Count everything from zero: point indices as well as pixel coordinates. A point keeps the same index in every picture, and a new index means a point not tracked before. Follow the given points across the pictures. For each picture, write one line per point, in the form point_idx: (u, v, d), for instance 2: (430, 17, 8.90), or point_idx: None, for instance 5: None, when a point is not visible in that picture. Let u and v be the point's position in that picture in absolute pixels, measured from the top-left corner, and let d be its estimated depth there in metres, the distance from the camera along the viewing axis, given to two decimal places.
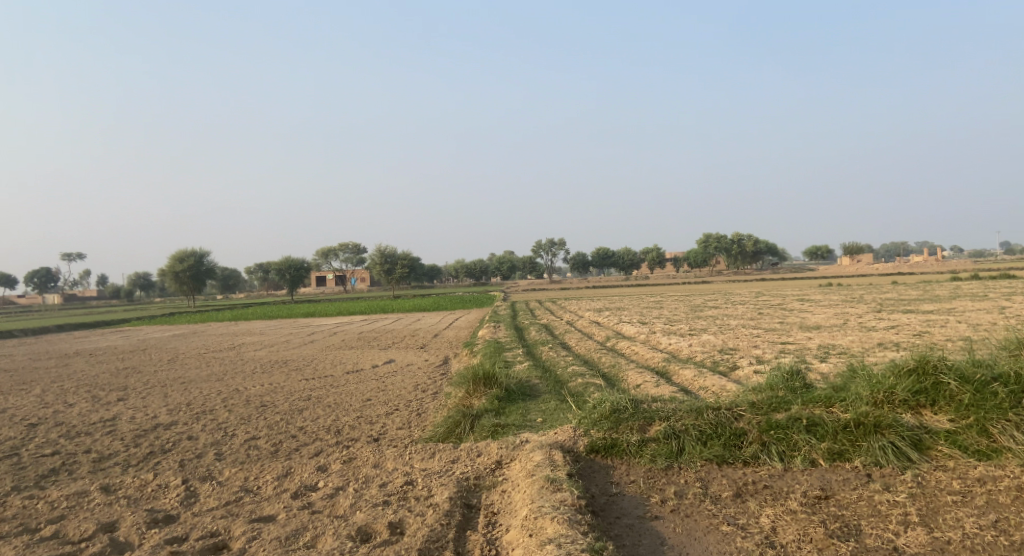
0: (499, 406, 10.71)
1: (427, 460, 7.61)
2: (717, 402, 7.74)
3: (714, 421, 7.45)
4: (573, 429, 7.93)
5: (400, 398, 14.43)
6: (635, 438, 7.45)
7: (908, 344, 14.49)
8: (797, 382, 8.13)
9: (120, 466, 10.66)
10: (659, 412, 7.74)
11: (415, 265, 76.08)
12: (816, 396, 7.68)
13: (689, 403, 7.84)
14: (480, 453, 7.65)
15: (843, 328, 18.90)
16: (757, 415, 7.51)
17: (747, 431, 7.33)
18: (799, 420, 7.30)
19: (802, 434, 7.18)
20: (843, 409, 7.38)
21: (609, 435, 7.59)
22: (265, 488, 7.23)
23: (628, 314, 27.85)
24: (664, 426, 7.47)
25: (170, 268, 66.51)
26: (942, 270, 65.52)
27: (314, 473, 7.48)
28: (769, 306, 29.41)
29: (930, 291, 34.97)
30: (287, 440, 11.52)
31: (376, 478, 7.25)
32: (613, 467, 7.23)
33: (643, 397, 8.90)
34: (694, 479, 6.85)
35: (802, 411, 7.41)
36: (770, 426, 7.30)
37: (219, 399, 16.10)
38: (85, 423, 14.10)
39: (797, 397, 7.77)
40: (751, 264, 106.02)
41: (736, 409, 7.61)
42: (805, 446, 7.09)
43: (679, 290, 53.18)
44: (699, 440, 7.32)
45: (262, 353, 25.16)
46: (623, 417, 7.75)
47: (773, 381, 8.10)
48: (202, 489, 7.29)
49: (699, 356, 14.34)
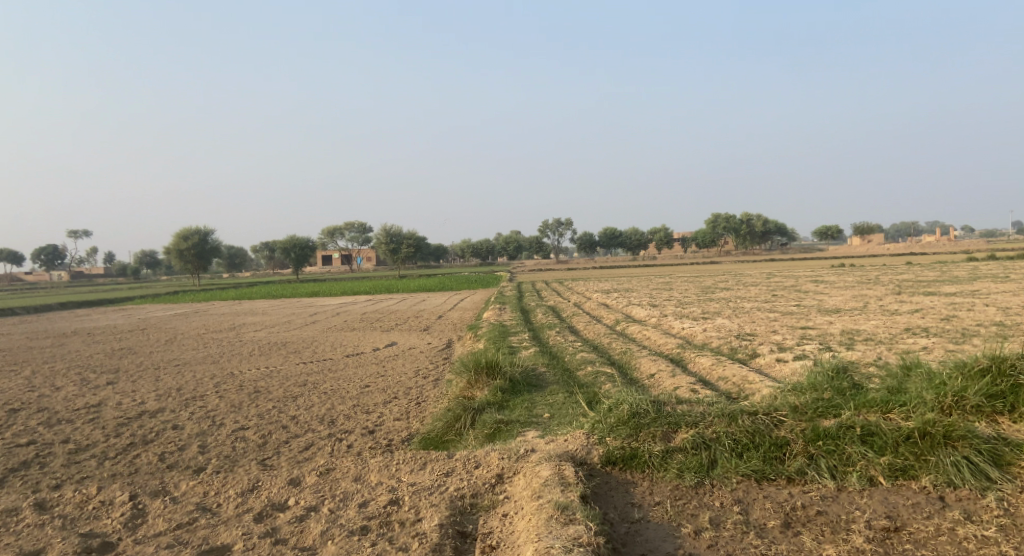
0: (502, 398, 9.93)
1: (416, 471, 6.82)
2: (753, 406, 6.94)
3: (751, 429, 6.66)
4: (586, 436, 7.12)
5: (400, 384, 13.74)
6: (659, 448, 6.65)
7: (937, 330, 13.62)
8: (844, 383, 7.31)
9: (96, 459, 9.94)
10: (685, 417, 6.93)
11: (419, 244, 75.14)
12: (871, 399, 6.83)
13: (719, 407, 7.07)
14: (478, 465, 6.82)
15: (866, 311, 18.04)
16: (801, 421, 6.71)
17: (790, 442, 6.54)
18: (852, 430, 6.50)
19: (856, 446, 6.38)
20: (903, 416, 6.55)
21: (628, 443, 6.78)
22: (225, 507, 6.50)
23: (638, 296, 26.98)
24: (693, 435, 6.68)
25: (175, 246, 65.43)
26: (958, 250, 64.40)
27: (285, 489, 6.71)
28: (783, 288, 28.50)
29: (950, 271, 33.82)
30: (277, 431, 10.73)
31: (356, 495, 6.49)
32: (634, 483, 6.42)
33: (663, 394, 8.10)
34: (732, 501, 6.04)
35: (855, 418, 6.60)
36: (817, 437, 6.51)
37: (211, 383, 15.34)
38: (68, 409, 13.35)
39: (847, 400, 6.94)
40: (761, 244, 104.79)
41: (776, 414, 6.82)
42: (861, 460, 6.29)
43: (687, 271, 52.03)
44: (734, 451, 6.54)
45: (262, 334, 24.41)
46: (644, 423, 6.92)
47: (817, 380, 7.27)
48: (153, 507, 6.57)
49: (715, 341, 13.55)
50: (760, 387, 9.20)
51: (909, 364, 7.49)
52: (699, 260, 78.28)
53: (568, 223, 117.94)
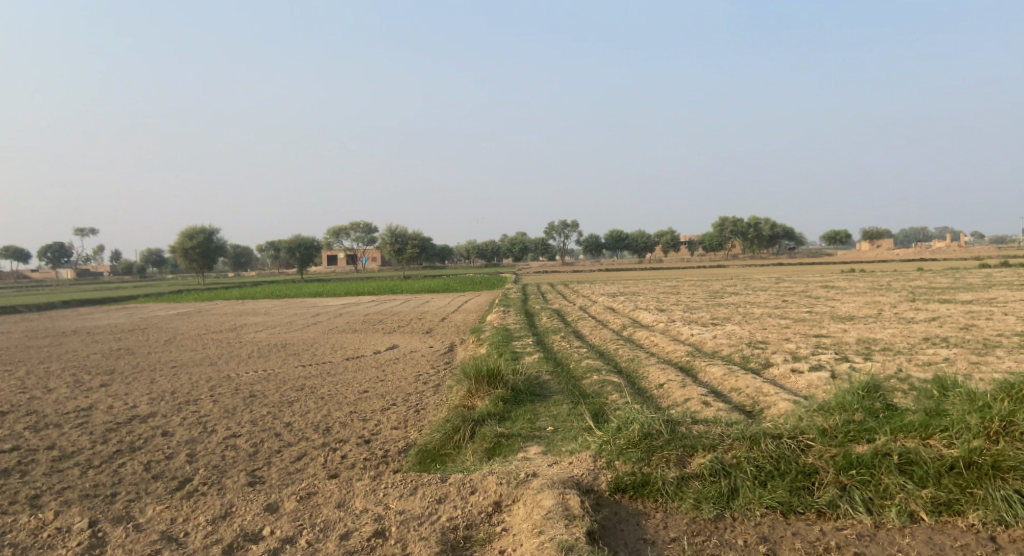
0: (504, 409, 9.49)
1: (405, 497, 6.35)
2: (776, 428, 6.52)
3: (775, 454, 6.24)
4: (592, 459, 6.68)
5: (400, 389, 13.30)
6: (674, 474, 6.22)
7: (957, 339, 13.13)
8: (877, 403, 6.87)
9: (79, 467, 9.52)
10: (702, 440, 6.51)
11: (425, 244, 74.83)
12: (909, 423, 6.39)
13: (739, 429, 6.64)
14: (474, 490, 6.37)
15: (880, 319, 17.53)
16: (831, 446, 6.28)
17: (819, 469, 6.11)
18: (889, 457, 6.07)
19: (893, 476, 5.94)
20: (945, 443, 6.11)
21: (640, 469, 6.34)
22: (193, 537, 6.09)
23: (644, 300, 26.48)
24: (711, 461, 6.25)
25: (181, 246, 65.17)
26: (969, 256, 63.70)
27: (261, 516, 6.29)
28: (793, 293, 27.92)
29: (963, 278, 33.26)
30: (269, 439, 10.30)
31: (338, 524, 6.05)
32: (646, 514, 5.99)
33: (677, 413, 7.67)
34: (756, 539, 5.62)
35: (891, 444, 6.17)
36: (850, 465, 6.08)
37: (206, 386, 14.93)
38: (57, 412, 12.94)
39: (881, 423, 6.50)
40: (768, 248, 104.14)
41: (802, 438, 6.40)
42: (900, 493, 5.86)
43: (694, 275, 51.36)
44: (757, 480, 6.10)
45: (262, 335, 23.97)
46: (657, 445, 6.50)
47: (846, 400, 6.83)
48: (115, 536, 6.18)
49: (726, 349, 13.07)
50: (775, 402, 8.75)
51: (945, 382, 7.05)
52: (705, 262, 81.70)
53: (574, 226, 117.50)
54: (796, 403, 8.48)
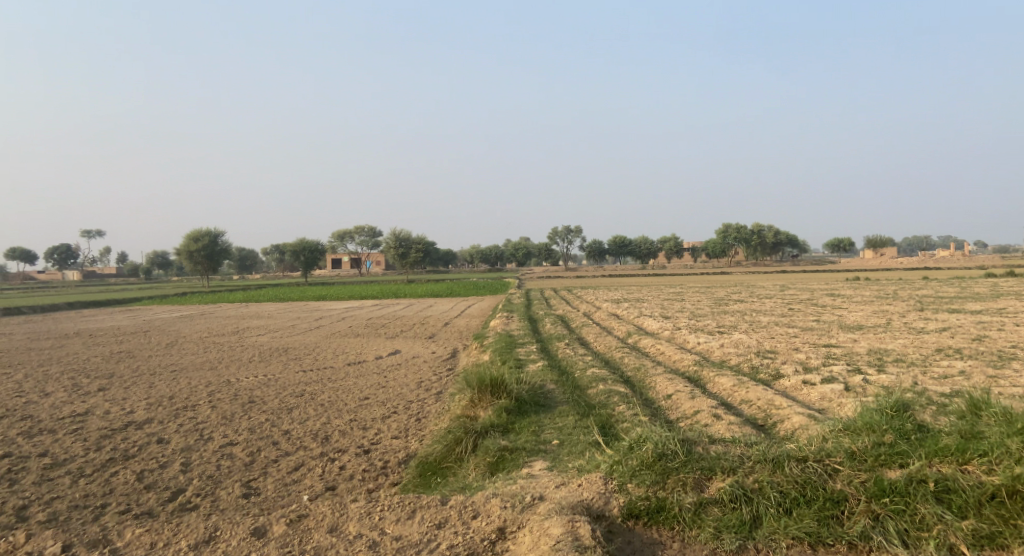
0: (507, 420, 9.20)
1: (402, 521, 6.06)
2: (801, 450, 6.30)
3: (801, 479, 6.01)
4: (603, 481, 6.42)
5: (401, 396, 13.00)
6: (692, 499, 6.01)
7: (971, 351, 12.78)
8: (909, 424, 6.56)
9: (70, 476, 9.23)
10: (721, 463, 6.30)
11: (429, 249, 74.50)
12: (946, 446, 6.06)
13: (760, 450, 6.43)
14: (477, 515, 6.06)
15: (890, 329, 17.18)
16: (860, 471, 6.03)
17: (849, 496, 5.86)
18: (925, 485, 5.78)
19: (930, 505, 5.64)
20: (986, 469, 5.78)
21: (654, 493, 6.13)
22: None
23: (650, 307, 26.17)
24: (731, 485, 6.02)
25: (186, 247, 64.97)
26: (973, 265, 63.16)
27: (246, 542, 6.00)
28: (800, 301, 27.56)
29: (971, 287, 32.85)
30: (266, 448, 9.99)
31: (329, 552, 5.75)
32: (662, 544, 5.76)
33: (694, 431, 7.40)
34: None
35: (926, 470, 5.88)
36: (882, 492, 5.81)
37: (204, 392, 14.62)
38: (52, 417, 12.65)
39: (914, 446, 6.20)
40: (772, 254, 103.91)
41: (829, 461, 6.16)
42: (938, 524, 5.55)
43: (699, 281, 51.04)
44: (781, 507, 5.86)
45: (264, 339, 23.68)
46: (673, 467, 6.29)
47: (875, 421, 6.56)
48: None
49: (734, 359, 12.75)
50: (788, 415, 8.42)
51: (979, 402, 6.75)
52: (709, 269, 81.40)
53: (578, 231, 117.23)
54: (811, 418, 8.15)
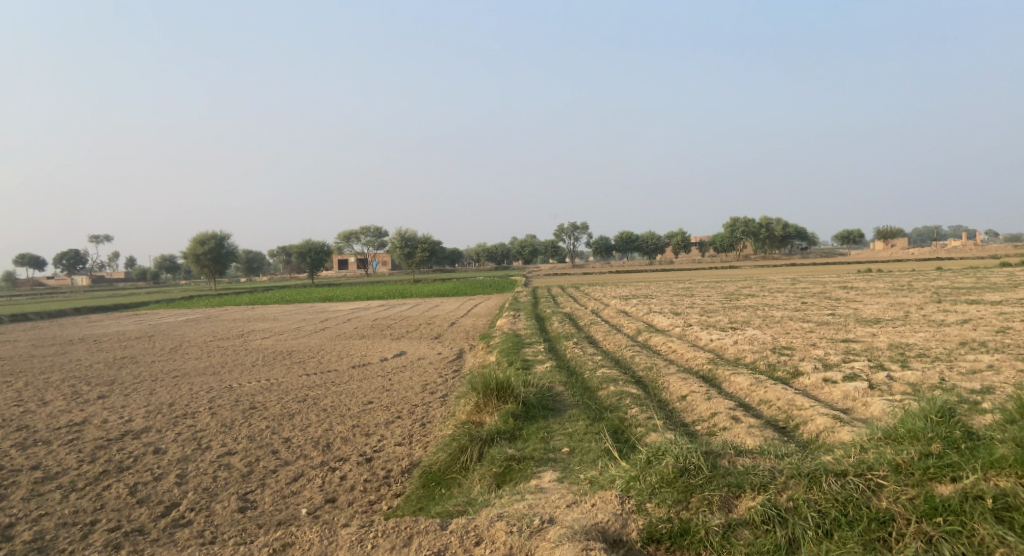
0: (514, 426, 8.78)
1: (399, 549, 5.64)
2: (839, 465, 5.90)
3: (841, 496, 5.61)
4: (622, 500, 6.03)
5: (405, 400, 12.59)
6: (719, 521, 5.60)
7: (997, 344, 12.29)
8: (959, 431, 6.11)
9: (61, 490, 8.85)
10: (750, 478, 5.90)
11: (435, 249, 73.71)
12: (1002, 457, 5.62)
13: (793, 465, 6.03)
14: (483, 540, 5.66)
15: (909, 322, 16.65)
16: (906, 488, 5.60)
17: (896, 516, 5.45)
18: (981, 502, 5.33)
19: (990, 526, 5.18)
20: None
21: (677, 515, 5.75)
22: None
23: (660, 303, 25.67)
24: (763, 505, 5.63)
25: (192, 250, 64.79)
26: (988, 255, 61.79)
27: None
28: (812, 294, 27.02)
29: (986, 278, 32.24)
30: (265, 458, 9.58)
31: None
32: None
33: (716, 439, 6.97)
34: None
35: (982, 484, 5.44)
36: (932, 510, 5.39)
37: (206, 399, 14.20)
38: (49, 428, 12.26)
39: (965, 457, 5.76)
40: (780, 248, 103.12)
41: (871, 476, 5.76)
42: (998, 546, 5.09)
43: (709, 276, 50.50)
44: (821, 529, 5.44)
45: (268, 343, 23.25)
46: (697, 484, 5.92)
47: (920, 430, 6.14)
48: None
49: (750, 355, 12.28)
50: (811, 416, 7.96)
51: None
52: (716, 264, 80.75)
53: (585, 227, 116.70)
54: (837, 419, 7.70)
